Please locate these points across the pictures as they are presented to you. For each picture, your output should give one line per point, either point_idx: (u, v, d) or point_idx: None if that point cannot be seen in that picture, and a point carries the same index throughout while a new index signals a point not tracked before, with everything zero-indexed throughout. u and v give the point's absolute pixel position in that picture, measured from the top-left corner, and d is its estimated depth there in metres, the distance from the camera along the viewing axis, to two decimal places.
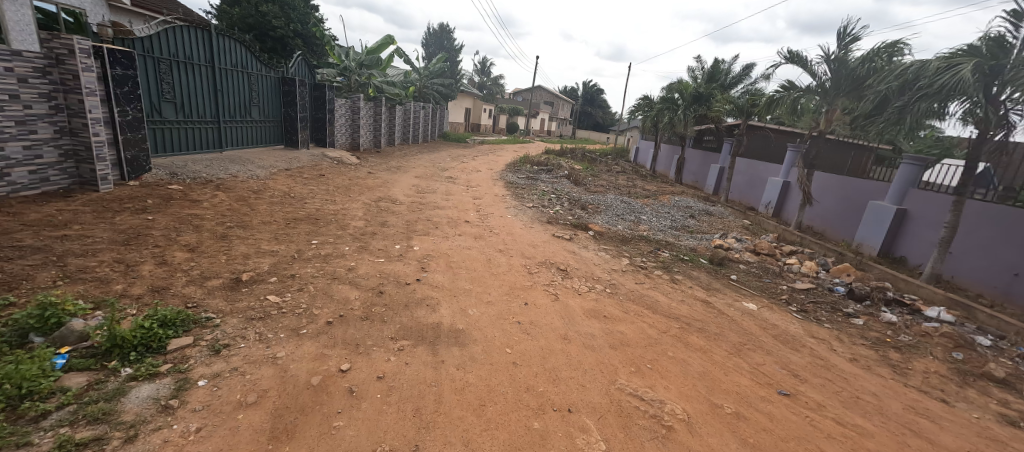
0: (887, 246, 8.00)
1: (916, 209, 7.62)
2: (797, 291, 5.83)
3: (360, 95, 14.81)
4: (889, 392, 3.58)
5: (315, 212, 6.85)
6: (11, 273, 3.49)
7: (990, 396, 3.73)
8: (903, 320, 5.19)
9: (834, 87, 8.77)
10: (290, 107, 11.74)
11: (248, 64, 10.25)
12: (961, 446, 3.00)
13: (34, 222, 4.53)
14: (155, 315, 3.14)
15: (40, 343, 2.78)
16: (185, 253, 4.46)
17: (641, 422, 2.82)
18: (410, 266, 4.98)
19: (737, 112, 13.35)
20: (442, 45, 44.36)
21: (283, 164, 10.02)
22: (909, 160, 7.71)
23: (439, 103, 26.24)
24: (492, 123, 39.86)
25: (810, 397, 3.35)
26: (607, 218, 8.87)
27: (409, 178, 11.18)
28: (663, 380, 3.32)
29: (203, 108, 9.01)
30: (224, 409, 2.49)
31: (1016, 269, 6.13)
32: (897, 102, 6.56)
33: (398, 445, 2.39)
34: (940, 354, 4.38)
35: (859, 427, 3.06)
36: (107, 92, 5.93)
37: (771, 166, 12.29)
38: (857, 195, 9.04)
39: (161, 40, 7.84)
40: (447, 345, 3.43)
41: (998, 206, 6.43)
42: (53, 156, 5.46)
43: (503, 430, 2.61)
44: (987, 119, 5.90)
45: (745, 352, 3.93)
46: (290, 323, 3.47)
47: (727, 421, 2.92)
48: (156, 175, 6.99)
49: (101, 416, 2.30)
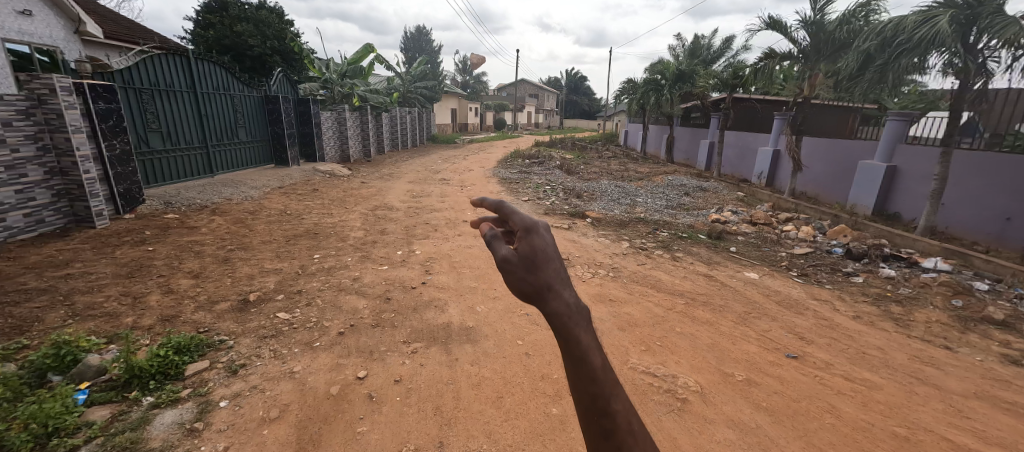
0: (881, 204, 8.10)
1: (906, 164, 7.72)
2: (796, 257, 5.91)
3: (344, 106, 14.79)
4: (894, 345, 3.66)
5: (314, 226, 6.88)
6: (20, 316, 3.51)
7: (991, 338, 3.82)
8: (902, 273, 5.31)
9: (814, 52, 8.81)
10: (276, 125, 11.68)
11: (229, 85, 10.20)
12: (966, 389, 3.09)
13: (35, 264, 4.54)
14: (169, 343, 3.19)
15: (60, 381, 2.81)
16: (190, 280, 4.49)
17: (655, 397, 2.89)
18: (414, 270, 5.03)
19: (722, 86, 13.26)
20: (421, 47, 44.16)
21: (275, 182, 10.01)
22: (895, 117, 7.76)
23: (424, 106, 26.20)
24: (480, 120, 39.82)
25: (818, 357, 3.43)
26: (604, 203, 8.95)
27: (403, 183, 11.23)
28: (674, 355, 3.38)
29: (190, 135, 9.00)
30: (249, 426, 2.54)
31: (1008, 213, 6.24)
32: (879, 60, 6.62)
33: (423, 444, 2.44)
34: (940, 303, 4.48)
35: (867, 381, 3.14)
36: (93, 128, 5.91)
37: (761, 136, 12.38)
38: (848, 156, 9.12)
39: (140, 70, 7.81)
40: (459, 343, 3.48)
41: (984, 153, 6.53)
42: (46, 197, 5.44)
43: (524, 418, 2.67)
44: (967, 69, 5.97)
45: (751, 320, 4.01)
46: (303, 337, 3.51)
47: (739, 388, 3.00)
48: (151, 205, 6.99)
49: (129, 445, 2.34)
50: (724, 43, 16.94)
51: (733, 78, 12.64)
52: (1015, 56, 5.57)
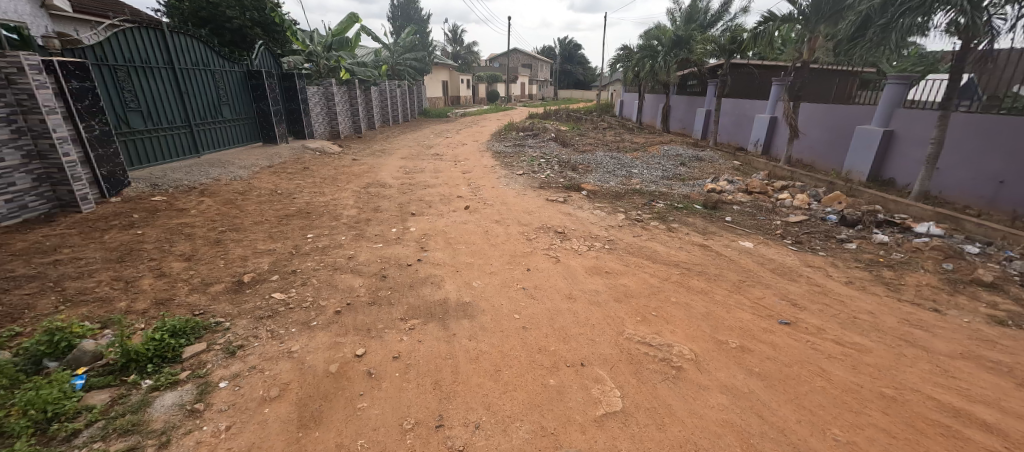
0: (876, 170, 8.13)
1: (903, 128, 7.67)
2: (791, 225, 5.95)
3: (332, 80, 14.37)
4: (885, 310, 3.71)
5: (306, 206, 6.78)
6: (11, 304, 3.47)
7: (979, 299, 3.90)
8: (896, 238, 5.33)
9: (814, 13, 8.56)
10: (261, 101, 11.33)
11: (209, 60, 9.81)
12: (953, 349, 3.16)
13: (22, 250, 4.45)
14: (165, 326, 3.16)
15: (56, 367, 2.79)
16: (182, 262, 4.45)
17: (651, 366, 2.93)
18: (410, 247, 5.00)
19: (719, 52, 12.97)
20: (409, 16, 42.34)
21: (264, 161, 9.83)
22: (893, 80, 7.64)
23: (415, 79, 25.51)
24: (472, 93, 39.04)
25: (811, 323, 3.48)
26: (599, 176, 8.88)
27: (395, 160, 11.04)
28: (669, 325, 3.42)
29: (171, 114, 8.72)
30: (249, 405, 2.57)
31: (1001, 176, 6.27)
32: (880, 21, 6.46)
33: (423, 417, 2.48)
34: (931, 267, 4.54)
35: (858, 344, 3.20)
36: (68, 108, 5.70)
37: (757, 103, 12.22)
38: (846, 121, 9.02)
39: (113, 46, 7.47)
40: (457, 319, 3.50)
41: (981, 115, 6.48)
42: (26, 183, 5.29)
43: (521, 390, 2.71)
44: (970, 28, 5.82)
45: (745, 288, 4.06)
46: (300, 317, 3.51)
47: (732, 355, 3.05)
48: (137, 188, 6.85)
49: (131, 427, 2.36)
50: (722, 5, 16.38)
51: (731, 43, 12.31)
52: (1020, 14, 5.44)
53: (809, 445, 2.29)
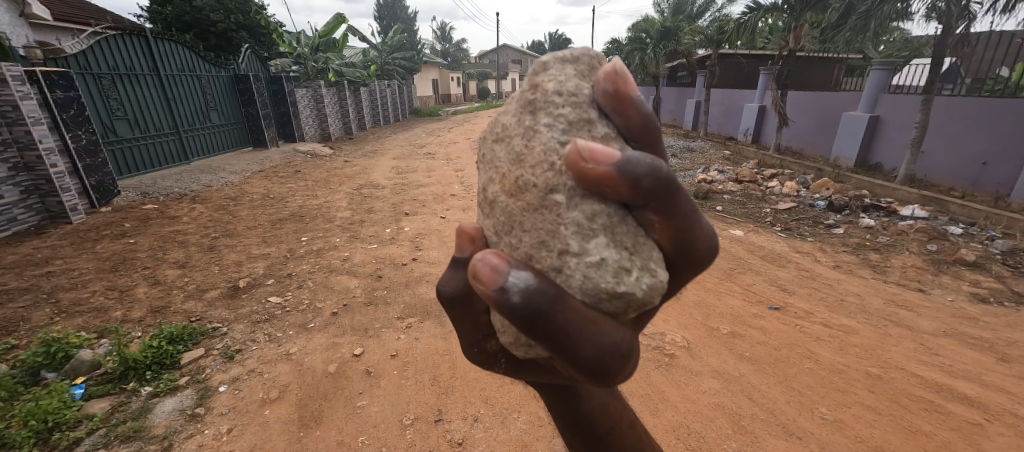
0: (863, 156, 8.24)
1: (889, 114, 7.77)
2: (780, 212, 6.03)
3: (320, 82, 14.27)
4: (871, 291, 3.81)
5: (298, 209, 6.77)
6: (5, 317, 3.46)
7: (962, 278, 4.01)
8: (881, 222, 5.43)
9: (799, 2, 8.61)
10: (249, 106, 11.25)
11: (195, 65, 9.71)
12: (936, 328, 3.25)
13: (12, 264, 4.42)
14: (162, 333, 3.17)
15: (54, 378, 2.80)
16: (176, 270, 4.45)
17: (644, 355, 2.99)
18: (404, 247, 5.02)
19: (707, 42, 13.03)
20: (396, 14, 41.94)
21: (255, 166, 9.78)
22: (878, 67, 7.76)
23: (404, 78, 25.36)
24: (462, 90, 39.00)
25: (800, 307, 3.55)
26: None
27: (387, 160, 11.02)
28: (662, 314, 3.47)
29: (159, 120, 8.64)
30: (250, 408, 2.60)
31: (984, 157, 6.38)
32: (862, 8, 6.55)
33: (422, 413, 2.53)
34: (916, 248, 4.64)
35: (845, 326, 3.28)
36: (54, 119, 5.64)
37: (746, 92, 12.32)
38: (833, 109, 9.12)
39: (97, 53, 7.40)
40: (453, 316, 3.54)
41: (966, 98, 6.60)
42: (14, 195, 5.24)
43: (519, 382, 2.76)
44: (949, 13, 5.93)
45: (736, 276, 4.13)
46: (296, 320, 3.53)
47: (724, 341, 3.11)
48: (127, 197, 6.80)
49: (132, 433, 2.38)
50: None
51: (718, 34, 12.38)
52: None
53: (797, 425, 2.36)
